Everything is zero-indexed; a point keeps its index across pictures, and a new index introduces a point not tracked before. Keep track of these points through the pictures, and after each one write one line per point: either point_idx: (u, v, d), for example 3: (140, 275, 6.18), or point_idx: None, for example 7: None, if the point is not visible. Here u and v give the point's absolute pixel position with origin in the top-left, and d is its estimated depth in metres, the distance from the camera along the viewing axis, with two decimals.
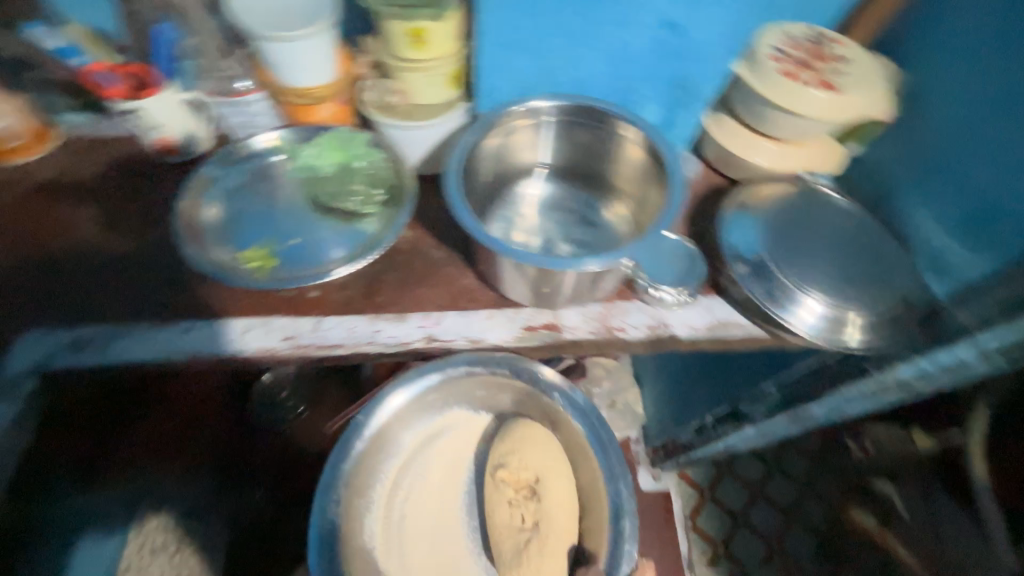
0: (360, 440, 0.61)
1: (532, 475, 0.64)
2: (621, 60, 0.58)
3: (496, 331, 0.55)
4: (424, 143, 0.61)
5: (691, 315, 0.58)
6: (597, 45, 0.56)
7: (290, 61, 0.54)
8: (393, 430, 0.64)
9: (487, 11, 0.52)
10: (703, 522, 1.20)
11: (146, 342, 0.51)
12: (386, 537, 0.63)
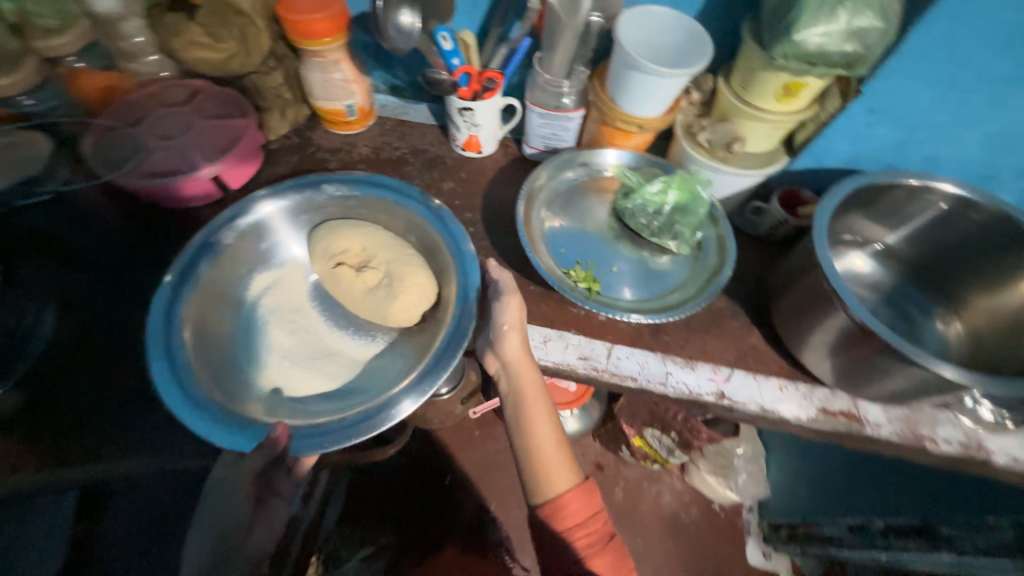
0: (224, 234, 0.51)
1: (361, 247, 0.54)
2: (1007, 149, 0.51)
3: (782, 399, 0.53)
4: (730, 188, 0.59)
5: (1011, 444, 0.51)
6: (994, 127, 0.50)
7: (649, 95, 0.54)
8: (267, 241, 0.55)
9: (891, 74, 0.48)
10: None
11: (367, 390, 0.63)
12: (230, 362, 0.48)
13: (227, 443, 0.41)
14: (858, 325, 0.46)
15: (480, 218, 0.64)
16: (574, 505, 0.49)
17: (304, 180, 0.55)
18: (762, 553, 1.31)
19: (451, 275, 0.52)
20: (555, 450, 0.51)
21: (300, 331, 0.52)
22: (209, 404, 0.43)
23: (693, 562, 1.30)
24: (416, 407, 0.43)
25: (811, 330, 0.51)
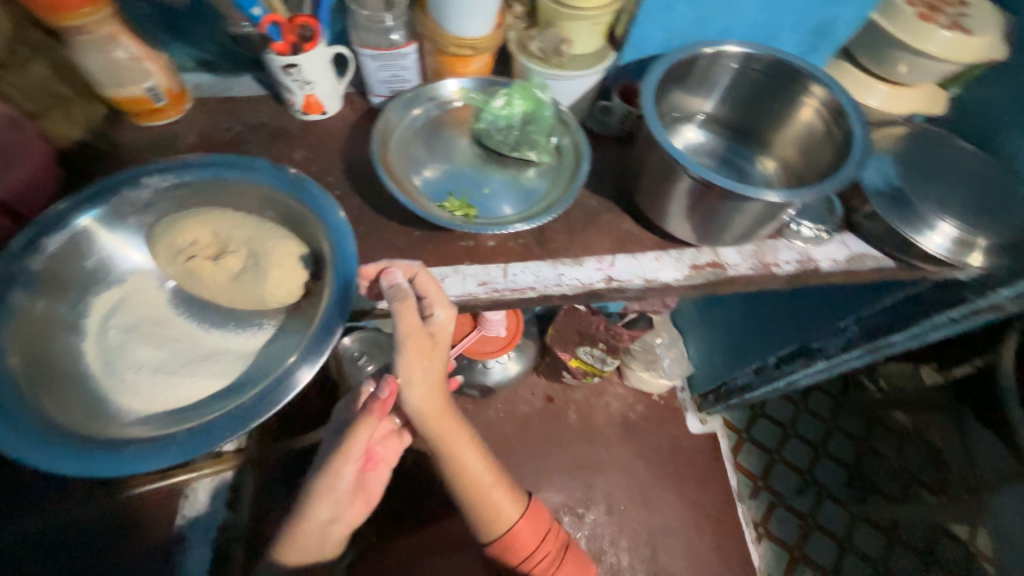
0: (33, 261, 0.44)
1: (215, 234, 0.50)
2: (777, 5, 0.60)
3: (660, 267, 0.60)
4: (574, 92, 0.62)
5: (830, 249, 0.64)
6: None
7: (470, 11, 0.54)
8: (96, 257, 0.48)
9: None
10: (741, 458, 1.57)
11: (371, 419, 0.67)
12: (95, 395, 0.44)
13: (111, 473, 0.39)
14: (696, 182, 0.53)
15: (344, 179, 0.61)
16: (527, 526, 0.73)
17: (118, 178, 0.48)
18: (699, 420, 1.55)
19: (320, 239, 0.50)
20: (495, 487, 0.72)
21: (169, 343, 0.48)
22: (82, 442, 0.40)
23: (646, 445, 1.51)
24: (314, 373, 0.42)
25: (667, 201, 0.58)
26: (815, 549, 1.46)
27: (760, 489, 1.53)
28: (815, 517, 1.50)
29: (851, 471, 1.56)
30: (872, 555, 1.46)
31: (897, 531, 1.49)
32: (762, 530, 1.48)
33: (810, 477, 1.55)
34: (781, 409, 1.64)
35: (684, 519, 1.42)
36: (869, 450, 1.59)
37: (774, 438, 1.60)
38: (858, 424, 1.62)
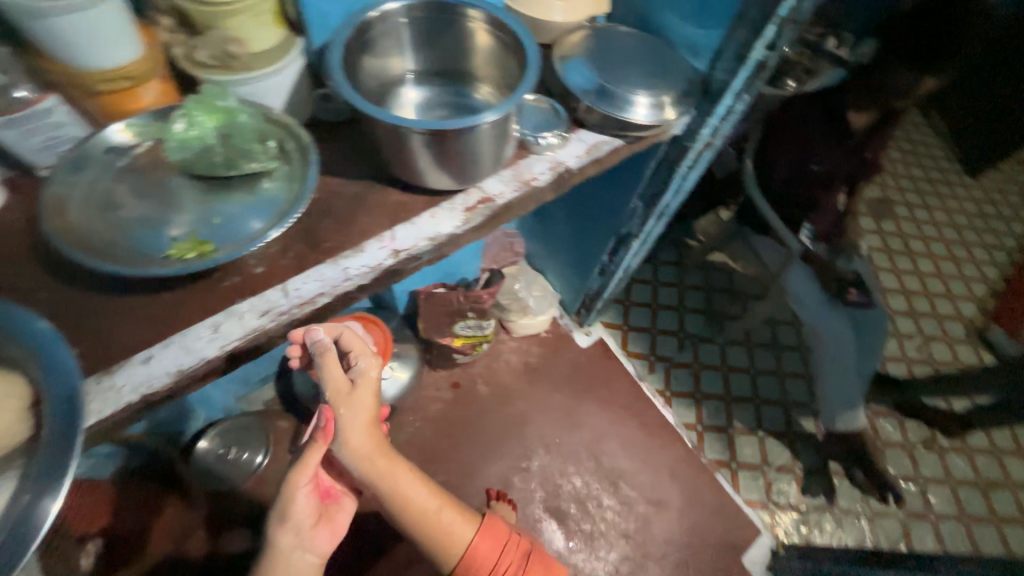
0: None
1: None
2: None
3: (438, 222, 0.62)
4: (278, 90, 0.60)
5: (573, 148, 0.73)
6: None
7: (94, 36, 0.48)
8: None
9: None
10: (632, 346, 1.79)
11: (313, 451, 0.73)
12: None
13: None
14: (423, 134, 0.56)
15: (46, 274, 0.50)
16: (484, 543, 0.85)
17: None
18: (585, 333, 1.72)
19: (26, 360, 0.43)
20: (444, 510, 0.83)
21: None
22: None
23: (554, 377, 1.64)
24: (62, 503, 0.37)
25: (414, 159, 0.59)
26: (710, 385, 1.75)
27: (655, 364, 1.77)
28: (699, 359, 1.79)
29: (708, 312, 1.88)
30: (746, 365, 1.79)
31: (751, 338, 1.84)
32: (668, 393, 1.72)
33: (681, 333, 1.84)
34: (642, 292, 1.91)
35: (607, 420, 1.58)
36: (717, 287, 1.93)
37: (648, 318, 1.86)
38: (700, 273, 1.96)
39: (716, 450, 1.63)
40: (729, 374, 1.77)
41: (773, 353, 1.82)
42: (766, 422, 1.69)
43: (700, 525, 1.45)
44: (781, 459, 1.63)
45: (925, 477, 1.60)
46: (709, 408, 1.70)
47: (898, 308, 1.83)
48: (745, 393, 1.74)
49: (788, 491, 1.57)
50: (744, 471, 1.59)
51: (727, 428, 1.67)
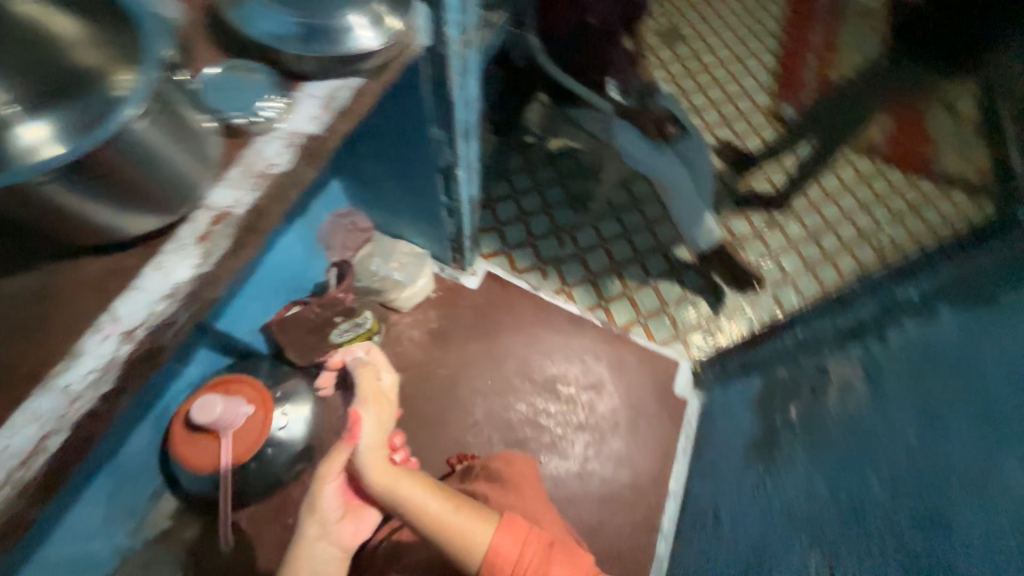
0: None
1: None
2: None
3: (166, 273, 0.49)
4: None
5: (305, 108, 0.61)
6: None
7: None
8: None
9: None
10: (520, 263, 1.80)
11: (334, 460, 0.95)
12: None
13: None
14: (49, 182, 0.41)
15: None
16: (506, 540, 0.75)
17: None
18: (472, 275, 1.69)
19: None
20: (458, 511, 0.80)
21: None
22: None
23: (460, 329, 1.61)
24: None
25: (75, 212, 0.44)
26: (601, 262, 1.85)
27: (547, 268, 1.81)
28: (580, 245, 1.87)
29: (569, 198, 1.94)
30: (621, 230, 1.92)
31: (614, 204, 1.96)
32: (567, 288, 1.79)
33: (555, 229, 1.88)
34: (506, 208, 1.91)
35: (523, 343, 1.62)
36: (569, 172, 1.98)
37: (522, 230, 1.86)
38: (551, 165, 1.99)
39: (626, 314, 1.78)
40: (609, 244, 1.89)
41: (636, 209, 1.95)
42: (654, 270, 1.86)
43: (633, 384, 1.62)
44: (674, 294, 1.83)
45: (777, 249, 1.90)
46: (606, 282, 1.82)
47: (712, 124, 2.03)
48: (629, 253, 1.88)
49: (688, 316, 1.79)
50: (651, 319, 1.77)
51: (626, 292, 1.81)
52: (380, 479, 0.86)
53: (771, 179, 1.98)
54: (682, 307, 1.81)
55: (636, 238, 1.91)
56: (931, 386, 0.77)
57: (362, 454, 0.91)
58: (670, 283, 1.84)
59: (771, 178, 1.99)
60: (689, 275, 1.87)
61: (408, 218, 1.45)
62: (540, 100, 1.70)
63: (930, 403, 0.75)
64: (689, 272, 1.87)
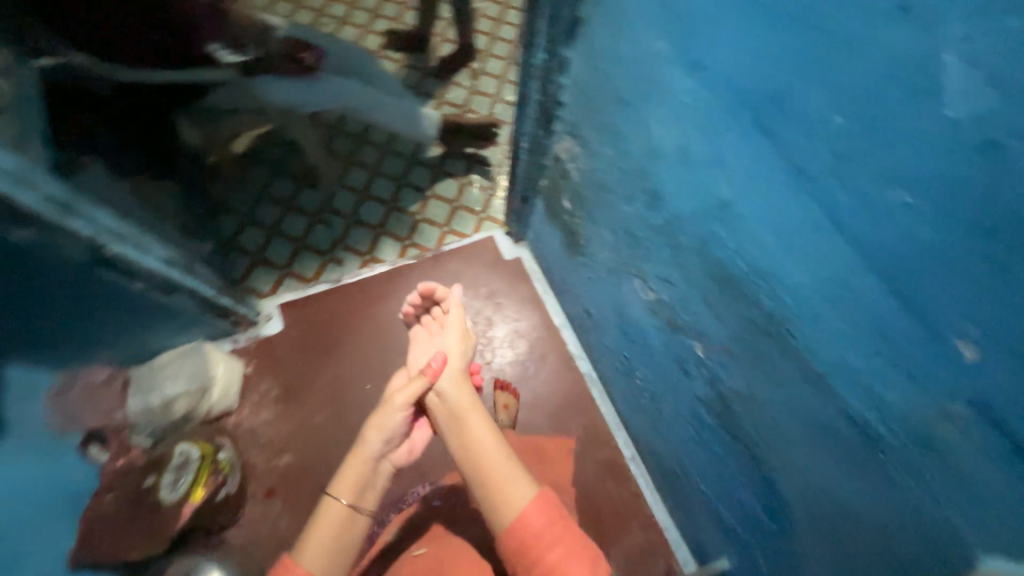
0: None
1: None
2: None
3: None
4: None
5: None
6: None
7: None
8: None
9: None
10: (309, 271, 1.75)
11: (411, 388, 0.98)
12: None
13: None
14: None
15: None
16: (539, 513, 0.80)
17: None
18: (270, 318, 1.60)
19: None
20: (512, 469, 0.85)
21: None
22: None
23: (302, 371, 1.54)
24: None
25: None
26: (374, 210, 1.86)
27: (336, 253, 1.79)
28: (344, 211, 1.86)
29: (300, 180, 1.88)
30: (370, 173, 1.91)
31: (344, 155, 1.92)
32: (369, 254, 1.79)
33: (311, 218, 1.83)
34: (253, 234, 1.79)
35: (369, 323, 1.64)
36: (280, 159, 1.89)
37: (285, 242, 1.78)
38: (258, 167, 1.87)
39: (432, 233, 1.83)
40: (369, 191, 1.89)
41: (363, 146, 1.95)
42: (423, 182, 1.91)
43: (473, 277, 1.74)
44: (451, 187, 1.90)
45: (495, 91, 2.06)
46: (395, 223, 1.85)
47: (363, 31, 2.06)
48: (390, 184, 1.91)
49: (475, 194, 1.89)
50: (450, 220, 1.85)
51: (415, 217, 1.86)
52: (473, 404, 0.95)
53: (439, 49, 2.12)
54: (467, 191, 1.89)
55: (384, 167, 1.93)
56: (586, 117, 0.98)
57: (456, 376, 1.00)
58: (444, 182, 1.91)
59: (444, 41, 2.14)
60: (456, 167, 1.93)
61: (127, 329, 1.23)
62: (184, 122, 1.51)
63: (596, 129, 0.96)
64: (452, 164, 1.93)
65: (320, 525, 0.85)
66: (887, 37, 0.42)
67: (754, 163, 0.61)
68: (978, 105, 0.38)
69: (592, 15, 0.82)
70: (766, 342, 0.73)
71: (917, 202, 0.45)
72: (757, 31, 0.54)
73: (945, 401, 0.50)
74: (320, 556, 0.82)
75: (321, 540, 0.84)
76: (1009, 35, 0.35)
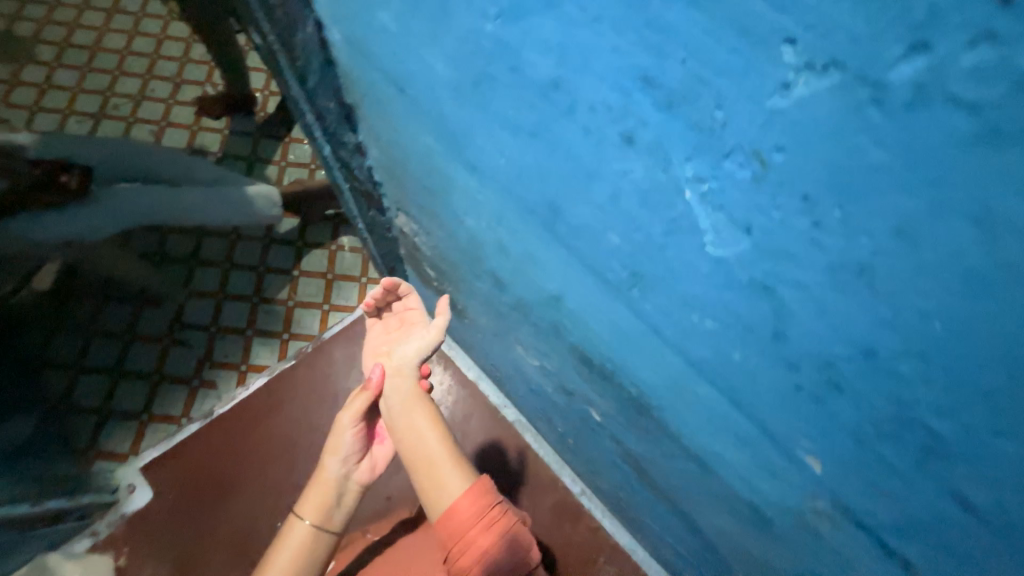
0: None
1: None
2: None
3: None
4: None
5: None
6: None
7: None
8: None
9: None
10: (176, 410, 1.44)
11: (353, 407, 0.82)
12: None
13: None
14: None
15: None
16: (470, 503, 0.69)
17: None
18: (133, 487, 1.31)
19: None
20: (449, 466, 0.71)
21: None
22: None
23: (191, 538, 1.28)
24: None
25: None
26: (237, 313, 1.55)
27: (205, 378, 1.48)
28: (202, 323, 1.53)
29: (136, 297, 1.51)
30: (222, 267, 1.59)
31: (183, 257, 1.57)
32: (245, 364, 1.50)
33: (163, 341, 1.50)
34: (89, 387, 1.44)
35: (262, 446, 1.39)
36: (107, 291, 1.50)
37: (135, 385, 1.45)
38: (81, 306, 1.48)
39: (313, 318, 1.57)
40: (225, 290, 1.57)
41: (205, 236, 1.60)
42: (287, 261, 1.62)
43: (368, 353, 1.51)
44: (322, 257, 1.63)
45: None
46: (266, 319, 1.56)
47: (162, 105, 1.66)
48: (251, 275, 1.59)
49: (352, 257, 1.64)
50: (330, 295, 1.59)
51: (288, 303, 1.58)
52: (414, 395, 0.77)
53: (267, 106, 1.72)
54: (341, 256, 1.64)
55: (237, 257, 1.61)
56: (407, 198, 0.85)
57: (404, 371, 0.79)
58: (312, 254, 1.63)
59: (270, 95, 1.72)
60: (318, 231, 1.66)
61: None
62: None
63: (421, 211, 0.83)
64: (315, 229, 1.65)
65: (286, 536, 0.82)
66: (619, 166, 0.34)
67: (565, 265, 0.53)
68: (735, 247, 0.31)
69: (360, 103, 0.68)
70: (648, 420, 0.66)
71: (717, 326, 0.38)
72: (507, 141, 0.44)
73: (810, 498, 0.45)
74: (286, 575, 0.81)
75: (289, 557, 0.81)
76: (734, 183, 0.27)
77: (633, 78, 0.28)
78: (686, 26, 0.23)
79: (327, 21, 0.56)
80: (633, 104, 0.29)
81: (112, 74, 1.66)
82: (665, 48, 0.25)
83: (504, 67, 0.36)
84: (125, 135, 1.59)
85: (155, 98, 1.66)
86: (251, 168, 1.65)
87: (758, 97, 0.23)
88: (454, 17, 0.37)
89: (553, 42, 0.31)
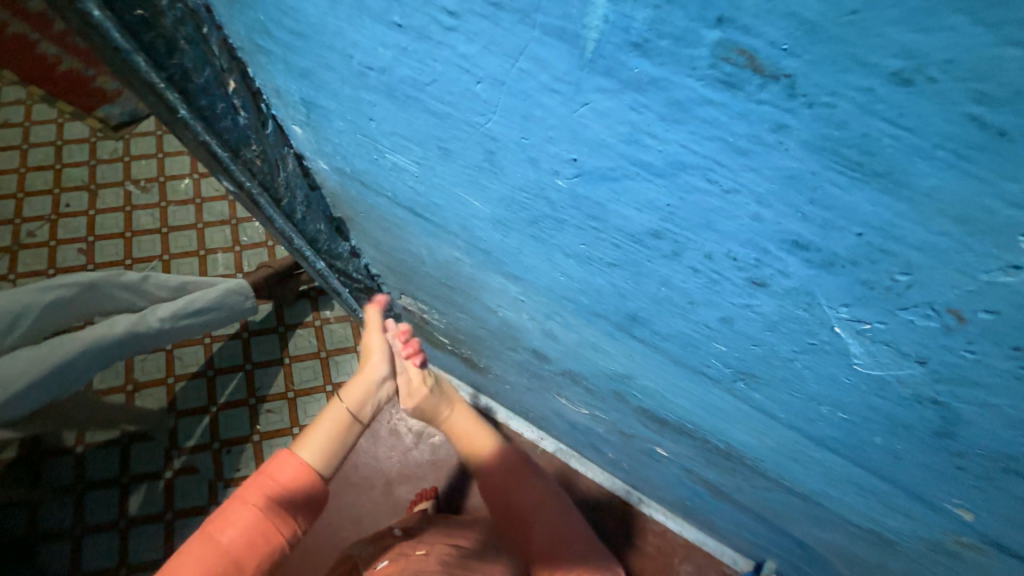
0: None
1: None
2: None
3: None
4: None
5: None
6: None
7: None
8: None
9: None
10: None
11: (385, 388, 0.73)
12: None
13: None
14: None
15: None
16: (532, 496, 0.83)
17: None
18: None
19: None
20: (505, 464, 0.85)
21: None
22: None
23: None
24: None
25: None
26: (238, 420, 1.40)
27: (223, 499, 1.31)
28: (204, 442, 1.36)
29: (118, 438, 1.34)
30: (206, 374, 1.43)
31: (160, 377, 1.41)
32: None
33: (166, 475, 1.32)
34: (92, 556, 1.22)
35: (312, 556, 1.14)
36: (84, 439, 1.32)
37: (143, 537, 1.26)
38: (58, 466, 1.29)
39: (320, 404, 1.43)
40: (216, 401, 1.41)
41: (175, 348, 1.44)
42: (277, 351, 1.48)
43: (387, 417, 1.28)
44: (310, 337, 1.51)
45: None
46: (269, 415, 1.41)
47: (83, 218, 1.47)
48: (238, 377, 1.44)
49: (341, 330, 1.53)
50: (331, 373, 1.47)
51: (286, 392, 1.44)
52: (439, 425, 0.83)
53: (201, 190, 1.55)
54: (329, 330, 1.52)
55: (217, 360, 1.45)
56: (416, 289, 0.79)
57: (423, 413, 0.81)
58: (299, 337, 1.51)
59: (200, 177, 1.56)
60: (297, 312, 1.54)
61: None
62: None
63: (436, 298, 0.77)
64: (294, 310, 1.54)
65: (272, 484, 0.60)
66: (740, 301, 0.31)
67: (640, 357, 0.49)
68: (898, 371, 0.28)
69: (353, 218, 0.62)
70: (735, 466, 0.63)
71: (853, 417, 0.36)
72: (572, 265, 0.40)
73: (952, 534, 0.44)
74: (245, 562, 0.57)
75: (252, 528, 0.58)
76: (913, 329, 0.25)
77: (778, 241, 0.25)
78: (869, 210, 0.20)
79: (310, 155, 0.50)
80: (772, 259, 0.26)
81: (16, 197, 1.46)
82: (833, 224, 0.22)
83: (578, 214, 0.32)
84: (51, 263, 1.40)
85: (71, 212, 1.47)
86: (204, 262, 1.46)
87: (968, 271, 0.20)
88: (507, 170, 0.32)
89: (657, 202, 0.27)
